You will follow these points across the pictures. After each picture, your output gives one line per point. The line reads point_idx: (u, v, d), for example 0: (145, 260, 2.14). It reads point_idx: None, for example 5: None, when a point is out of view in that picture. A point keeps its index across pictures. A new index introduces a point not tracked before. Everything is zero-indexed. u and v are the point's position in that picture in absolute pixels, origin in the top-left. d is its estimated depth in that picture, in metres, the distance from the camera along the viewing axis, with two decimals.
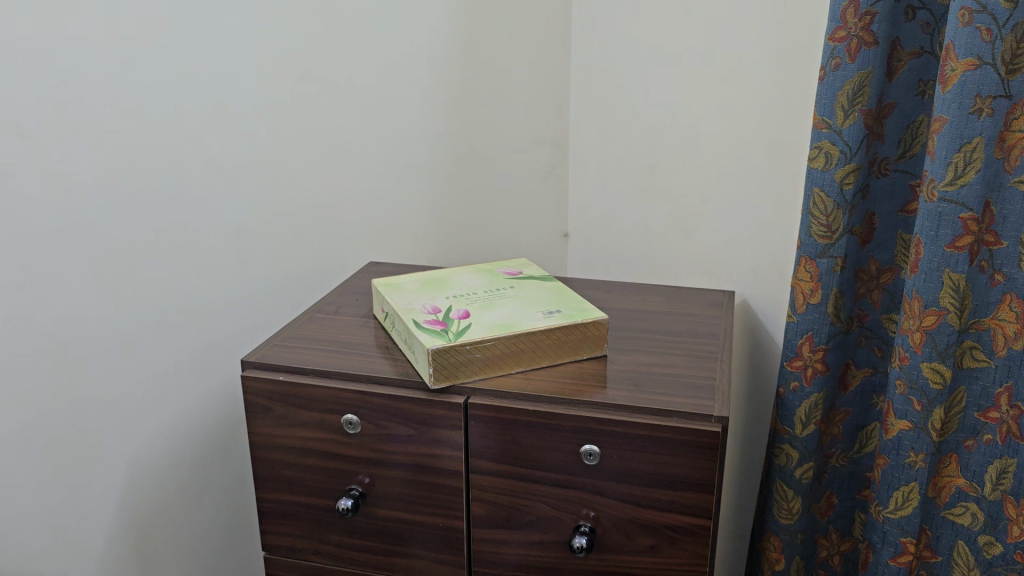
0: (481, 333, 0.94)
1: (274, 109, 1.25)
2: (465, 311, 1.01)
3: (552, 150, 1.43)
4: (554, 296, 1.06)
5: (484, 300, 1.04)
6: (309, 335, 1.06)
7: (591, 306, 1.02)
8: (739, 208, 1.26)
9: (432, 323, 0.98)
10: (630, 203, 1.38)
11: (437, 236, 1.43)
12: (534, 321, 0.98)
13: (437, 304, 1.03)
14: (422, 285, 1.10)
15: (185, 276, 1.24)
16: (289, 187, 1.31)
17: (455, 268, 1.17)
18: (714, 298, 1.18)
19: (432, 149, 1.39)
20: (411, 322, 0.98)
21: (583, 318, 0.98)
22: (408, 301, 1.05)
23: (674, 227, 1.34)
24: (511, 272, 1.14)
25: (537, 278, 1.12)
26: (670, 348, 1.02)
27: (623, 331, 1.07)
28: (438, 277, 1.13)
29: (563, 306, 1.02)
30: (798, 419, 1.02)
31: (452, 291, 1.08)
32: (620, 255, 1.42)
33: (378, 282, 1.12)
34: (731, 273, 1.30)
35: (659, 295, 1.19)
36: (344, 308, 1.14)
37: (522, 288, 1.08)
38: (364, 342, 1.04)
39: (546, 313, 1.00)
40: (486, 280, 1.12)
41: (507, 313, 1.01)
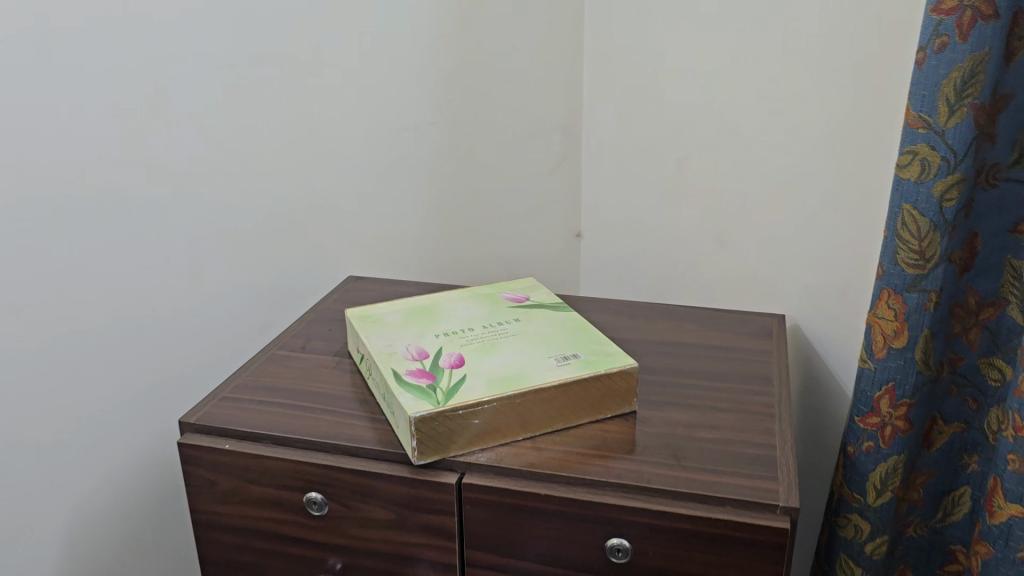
0: (478, 392, 0.74)
1: (229, 97, 1.05)
2: (459, 357, 0.81)
3: (561, 138, 1.22)
4: (569, 333, 0.85)
5: (483, 341, 0.84)
6: (268, 383, 0.86)
7: (616, 349, 0.82)
8: (783, 214, 1.05)
9: (415, 376, 0.78)
10: (657, 203, 1.17)
11: (427, 241, 1.24)
12: (544, 373, 0.77)
13: (423, 346, 0.83)
14: (405, 317, 0.90)
15: (126, 298, 1.03)
16: (248, 189, 1.11)
17: (448, 293, 0.96)
18: (761, 326, 0.98)
19: (419, 139, 1.18)
20: (389, 373, 0.78)
21: (606, 367, 0.78)
22: (388, 340, 0.85)
23: (708, 233, 1.13)
24: (514, 298, 0.94)
25: (548, 308, 0.91)
26: (714, 400, 0.82)
27: (653, 374, 0.87)
28: (425, 305, 0.93)
29: (581, 349, 0.82)
30: (871, 486, 0.82)
31: (443, 325, 0.88)
32: (643, 262, 1.22)
33: (353, 312, 0.92)
34: (782, 296, 1.08)
35: (693, 320, 0.99)
36: (314, 343, 0.94)
37: (530, 323, 0.88)
38: (334, 393, 0.84)
39: (560, 360, 0.80)
40: (484, 310, 0.92)
41: (511, 360, 0.80)
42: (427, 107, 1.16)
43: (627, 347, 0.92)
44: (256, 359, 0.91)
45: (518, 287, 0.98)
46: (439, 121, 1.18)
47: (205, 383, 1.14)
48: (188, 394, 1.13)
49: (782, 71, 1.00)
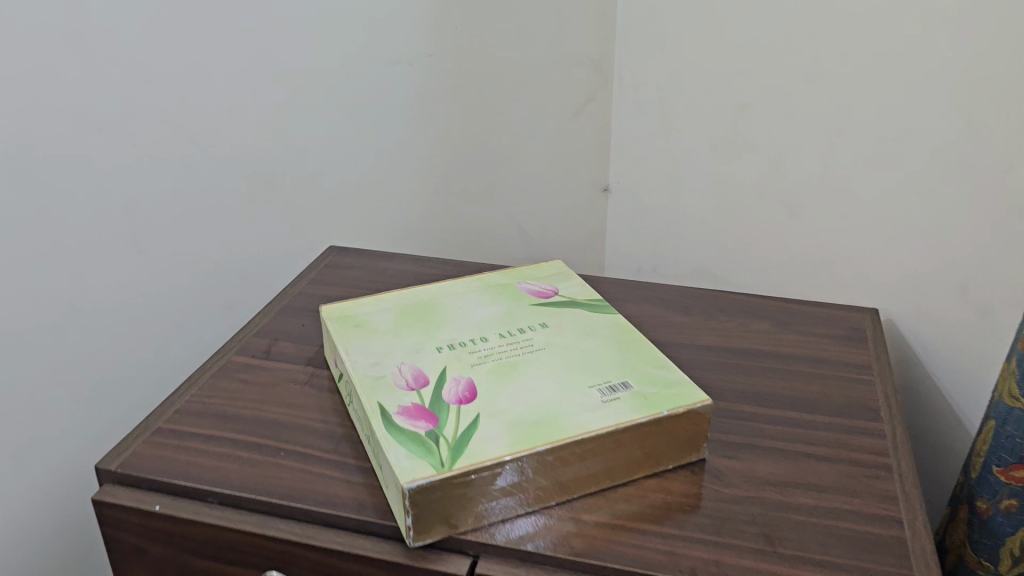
0: (498, 447, 0.54)
1: (167, 18, 0.83)
2: (469, 385, 0.60)
3: (589, 72, 1.02)
4: (614, 349, 0.65)
5: (501, 360, 0.63)
6: (218, 409, 0.65)
7: (678, 376, 0.61)
8: (865, 184, 0.81)
9: (411, 415, 0.57)
10: (706, 156, 0.96)
11: (426, 199, 1.04)
12: (587, 415, 0.57)
13: (421, 367, 0.62)
14: (398, 320, 0.69)
15: (45, 277, 0.81)
16: (206, 136, 0.90)
17: (452, 283, 0.75)
18: (851, 326, 0.77)
19: (415, 73, 0.96)
20: (375, 411, 0.57)
21: (670, 406, 0.57)
22: (374, 356, 0.64)
23: (775, 200, 0.90)
24: (540, 291, 0.73)
25: (583, 308, 0.70)
26: (803, 441, 0.62)
27: (722, 401, 0.67)
28: (423, 302, 0.72)
29: (632, 376, 0.61)
30: (1006, 553, 0.62)
31: (447, 333, 0.67)
32: (689, 227, 1.01)
33: (329, 310, 0.71)
34: (872, 285, 0.84)
35: (764, 318, 0.78)
36: (281, 345, 0.73)
37: (561, 331, 0.67)
38: (305, 425, 0.64)
39: (606, 393, 0.59)
40: (500, 309, 0.70)
41: (540, 391, 0.60)
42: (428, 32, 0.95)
43: (682, 357, 0.72)
44: (205, 371, 0.70)
45: (542, 273, 0.77)
46: (437, 53, 0.96)
47: (158, 374, 0.94)
48: (137, 389, 0.93)
49: None
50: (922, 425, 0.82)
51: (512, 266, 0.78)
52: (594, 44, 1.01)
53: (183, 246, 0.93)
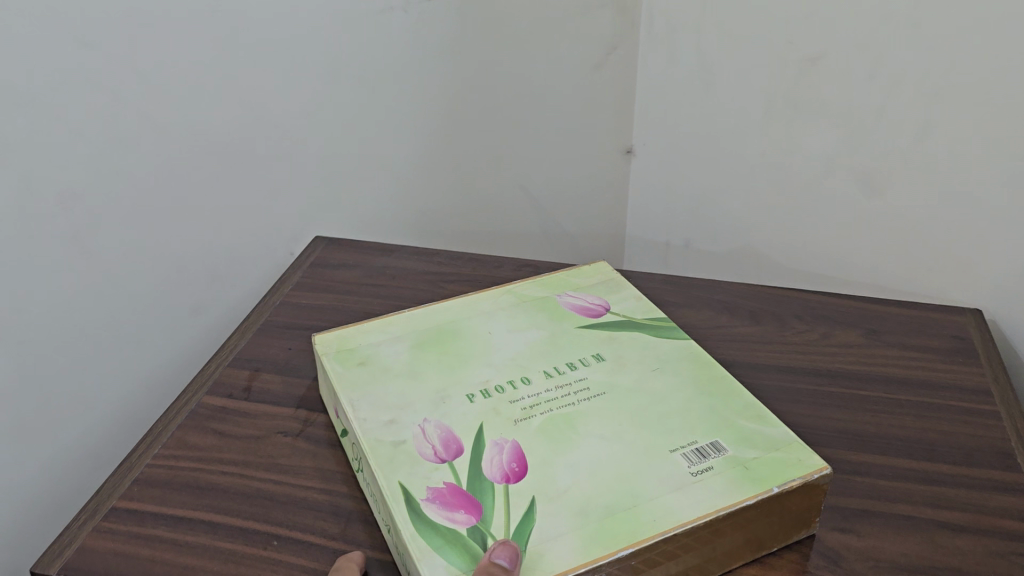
0: (567, 552, 0.41)
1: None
2: (516, 452, 0.47)
3: (613, 16, 0.87)
4: (693, 392, 0.51)
5: (551, 412, 0.50)
6: (189, 478, 0.51)
7: (781, 433, 0.48)
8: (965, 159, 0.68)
9: (447, 503, 0.44)
10: (760, 119, 0.81)
11: (427, 173, 0.87)
12: (675, 495, 0.43)
13: (451, 427, 0.49)
14: (414, 355, 0.55)
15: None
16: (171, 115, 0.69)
17: (476, 299, 0.61)
18: (954, 333, 0.64)
19: (409, 24, 0.78)
20: (398, 497, 0.44)
21: (781, 480, 0.44)
22: (389, 411, 0.50)
23: (846, 173, 0.76)
24: (586, 310, 0.59)
25: (642, 333, 0.57)
26: (932, 503, 0.50)
27: (821, 445, 0.54)
28: (442, 328, 0.58)
29: (723, 433, 0.48)
30: None
31: (477, 373, 0.53)
32: (733, 199, 0.87)
33: (325, 341, 0.56)
34: (966, 277, 0.72)
35: (850, 326, 0.65)
36: (264, 379, 0.59)
37: (622, 368, 0.53)
38: (302, 499, 0.50)
39: (695, 460, 0.46)
40: (540, 337, 0.57)
41: (607, 460, 0.46)
42: None
43: (759, 383, 0.59)
44: (171, 422, 0.56)
45: (586, 282, 0.64)
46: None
47: (131, 410, 0.74)
48: (110, 433, 0.73)
49: None
50: None
51: (547, 275, 0.65)
52: None
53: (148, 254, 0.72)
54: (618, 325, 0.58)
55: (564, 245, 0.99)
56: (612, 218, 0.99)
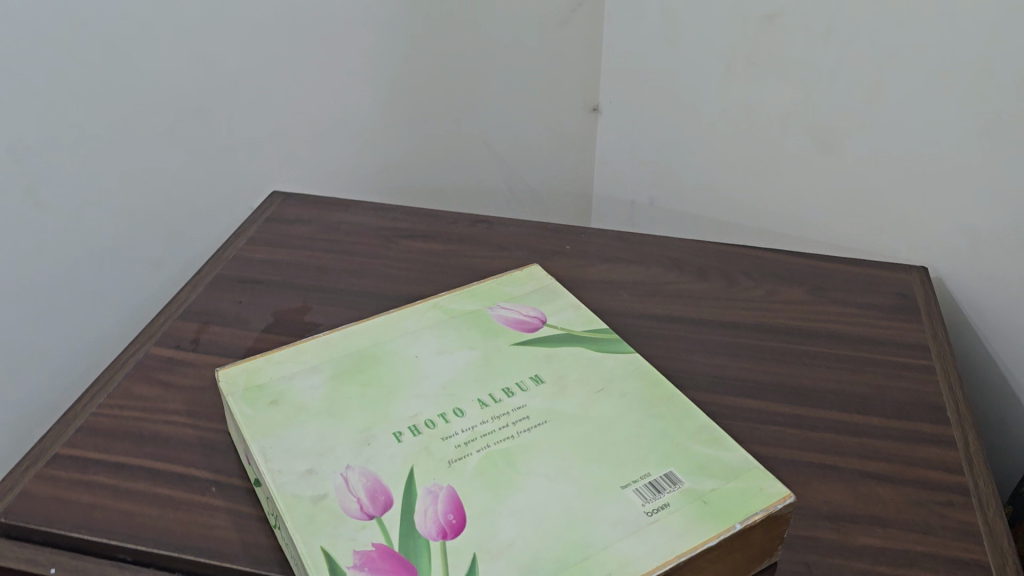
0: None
1: None
2: (452, 503, 0.44)
3: None
4: (640, 417, 0.49)
5: (488, 449, 0.47)
6: (131, 427, 0.52)
7: (739, 458, 0.46)
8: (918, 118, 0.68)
9: (377, 570, 0.40)
10: (722, 76, 0.81)
11: (389, 129, 0.86)
12: (630, 540, 0.41)
13: (378, 477, 0.45)
14: (334, 389, 0.52)
15: None
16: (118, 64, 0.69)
17: (401, 317, 0.58)
18: (899, 291, 0.65)
19: None
20: (322, 566, 0.40)
21: (742, 516, 0.42)
22: (307, 460, 0.46)
23: (804, 131, 0.76)
24: (523, 325, 0.57)
25: (584, 350, 0.55)
26: (859, 454, 0.51)
27: (756, 398, 0.55)
28: (365, 354, 0.55)
29: (677, 463, 0.46)
30: None
31: (404, 408, 0.50)
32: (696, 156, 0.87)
33: (232, 376, 0.52)
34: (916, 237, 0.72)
35: (798, 283, 0.65)
36: (213, 331, 0.60)
37: (563, 394, 0.51)
38: None
39: (648, 500, 0.43)
40: (472, 359, 0.54)
41: (553, 502, 0.44)
42: None
43: (701, 338, 0.59)
44: (118, 372, 0.57)
45: (519, 290, 0.62)
46: None
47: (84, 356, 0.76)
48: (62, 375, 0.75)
49: None
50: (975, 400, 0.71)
51: (476, 285, 0.62)
52: None
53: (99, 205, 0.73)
54: (557, 340, 0.56)
55: (530, 202, 0.99)
56: (577, 176, 0.98)
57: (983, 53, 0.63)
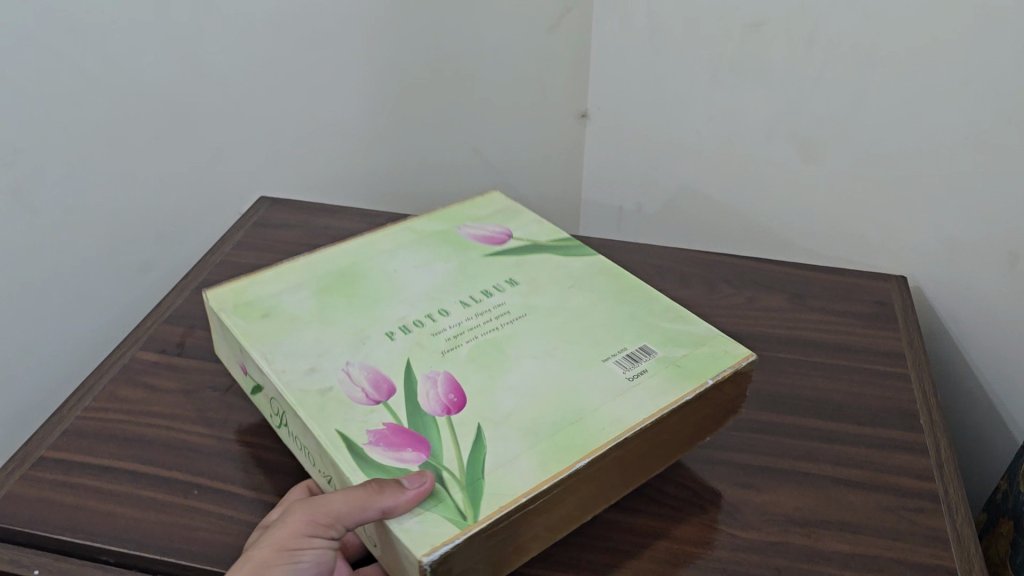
0: (526, 473, 0.41)
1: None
2: (451, 384, 0.47)
3: None
4: (607, 304, 0.54)
5: (476, 339, 0.51)
6: (116, 429, 0.53)
7: (702, 329, 0.51)
8: (898, 130, 0.69)
9: (391, 444, 0.43)
10: (703, 87, 0.80)
11: (379, 133, 0.87)
12: (618, 402, 0.45)
13: (377, 368, 0.49)
14: (321, 300, 0.54)
15: None
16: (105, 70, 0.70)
17: (371, 241, 0.62)
18: (878, 299, 0.66)
19: None
20: (338, 444, 0.43)
21: (715, 372, 0.47)
22: (307, 359, 0.49)
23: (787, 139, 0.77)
24: (490, 240, 0.62)
25: (550, 255, 0.60)
26: (833, 462, 0.52)
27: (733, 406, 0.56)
28: (346, 272, 0.58)
29: (648, 338, 0.51)
30: None
31: (392, 312, 0.54)
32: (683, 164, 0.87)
33: (218, 298, 0.54)
34: (897, 245, 0.73)
35: (778, 291, 0.66)
36: (199, 335, 0.60)
37: (535, 291, 0.56)
38: (225, 451, 0.52)
39: (631, 369, 0.48)
40: (447, 271, 0.58)
41: (543, 377, 0.48)
42: None
43: None
44: (104, 375, 0.57)
45: (482, 210, 0.67)
46: None
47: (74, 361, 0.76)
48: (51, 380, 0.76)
49: None
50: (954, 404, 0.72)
51: (438, 211, 0.66)
52: None
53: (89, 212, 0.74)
54: (520, 252, 0.61)
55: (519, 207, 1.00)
56: None
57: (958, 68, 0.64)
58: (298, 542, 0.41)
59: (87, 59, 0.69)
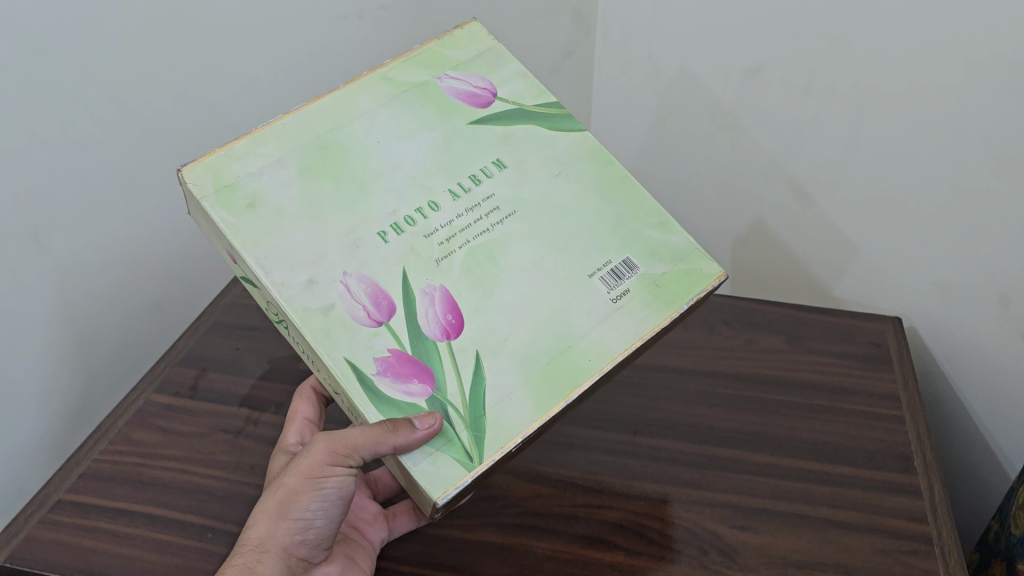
0: (523, 411, 0.46)
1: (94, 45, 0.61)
2: (448, 301, 0.48)
3: (569, 23, 0.91)
4: (597, 204, 0.53)
5: (470, 244, 0.50)
6: (131, 472, 0.55)
7: (684, 240, 0.52)
8: (892, 180, 0.70)
9: (398, 374, 0.46)
10: (706, 128, 0.84)
11: None
12: (603, 329, 0.48)
13: (375, 280, 0.48)
14: (306, 186, 0.49)
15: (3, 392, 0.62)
16: (144, 127, 0.68)
17: (350, 94, 0.53)
18: (873, 338, 0.67)
19: (364, 29, 0.80)
20: (351, 379, 0.45)
21: (690, 297, 0.50)
22: (303, 267, 0.47)
23: (785, 180, 0.79)
24: (473, 97, 0.54)
25: (538, 128, 0.54)
26: (830, 503, 0.53)
27: (732, 448, 0.57)
28: (325, 138, 0.51)
29: (633, 248, 0.51)
30: None
31: (382, 203, 0.50)
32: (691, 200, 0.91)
33: (190, 179, 0.48)
34: (892, 286, 0.75)
35: (776, 332, 0.68)
36: (210, 378, 0.62)
37: (526, 179, 0.52)
38: (237, 494, 0.53)
39: (614, 290, 0.50)
40: (433, 141, 0.52)
41: (533, 296, 0.49)
42: None
43: (680, 387, 0.62)
44: (119, 418, 0.59)
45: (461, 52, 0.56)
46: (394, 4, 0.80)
47: None
48: None
49: None
50: (949, 434, 0.75)
51: (412, 48, 0.56)
52: None
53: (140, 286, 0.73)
54: (513, 118, 0.54)
55: None
56: None
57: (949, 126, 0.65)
58: (320, 470, 0.47)
59: (126, 120, 0.67)
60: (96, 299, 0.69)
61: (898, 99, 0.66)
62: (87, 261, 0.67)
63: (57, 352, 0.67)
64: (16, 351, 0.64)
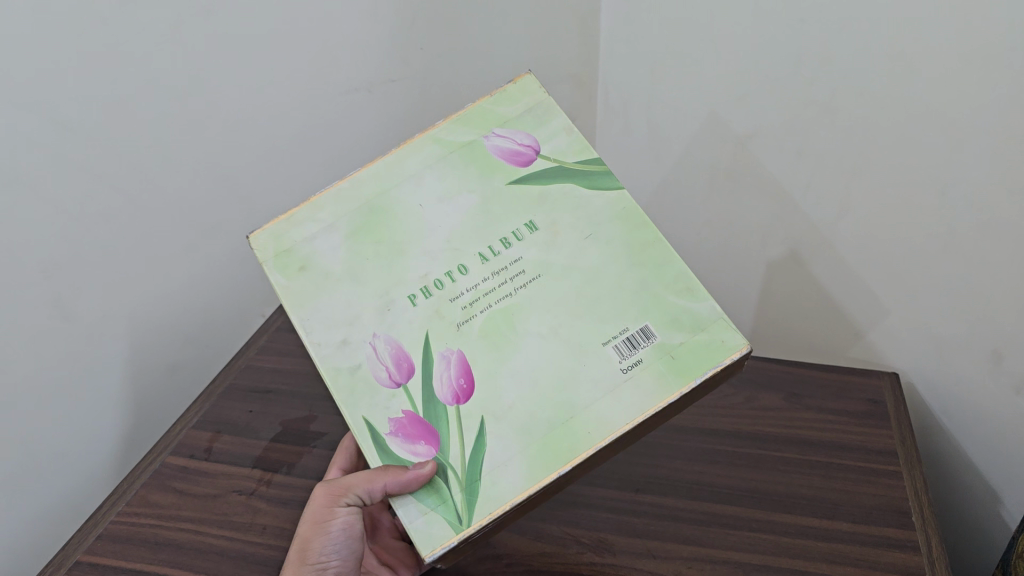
0: (517, 480, 0.46)
1: (104, 126, 0.65)
2: (462, 365, 0.49)
3: (572, 90, 0.97)
4: (624, 267, 0.51)
5: (491, 309, 0.50)
6: (148, 533, 0.57)
7: (708, 308, 0.49)
8: (881, 240, 0.72)
9: (408, 436, 0.49)
10: (703, 188, 0.88)
11: None
12: (607, 400, 0.47)
13: (399, 342, 0.50)
14: (351, 250, 0.53)
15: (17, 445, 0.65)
16: (160, 198, 0.71)
17: (401, 159, 0.55)
18: (870, 396, 0.69)
19: (374, 101, 0.83)
20: (366, 436, 0.49)
21: (704, 369, 0.47)
22: (339, 328, 0.51)
23: (780, 239, 0.82)
24: (514, 155, 0.55)
25: (571, 186, 0.54)
26: (827, 559, 0.54)
27: (731, 506, 0.58)
28: (373, 204, 0.54)
29: (653, 314, 0.49)
30: None
31: (415, 265, 0.52)
32: (695, 258, 0.94)
33: (259, 245, 0.54)
34: (890, 343, 0.76)
35: (774, 390, 0.69)
36: (224, 440, 0.64)
37: (557, 241, 0.52)
38: (250, 554, 0.55)
39: (626, 359, 0.48)
40: (474, 204, 0.54)
41: (544, 364, 0.49)
42: (391, 57, 0.82)
43: (680, 444, 0.64)
44: (136, 479, 0.61)
45: (510, 107, 0.57)
46: (401, 77, 0.84)
47: None
48: None
49: (881, 33, 0.64)
50: (955, 482, 0.75)
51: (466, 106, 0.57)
52: (575, 57, 0.94)
53: (158, 350, 0.76)
54: (552, 177, 0.54)
55: None
56: None
57: (929, 194, 0.66)
58: (325, 515, 0.52)
59: (144, 190, 0.70)
60: (117, 366, 0.72)
61: (885, 162, 0.68)
62: (108, 329, 0.70)
63: (82, 416, 0.69)
64: (42, 419, 0.66)
